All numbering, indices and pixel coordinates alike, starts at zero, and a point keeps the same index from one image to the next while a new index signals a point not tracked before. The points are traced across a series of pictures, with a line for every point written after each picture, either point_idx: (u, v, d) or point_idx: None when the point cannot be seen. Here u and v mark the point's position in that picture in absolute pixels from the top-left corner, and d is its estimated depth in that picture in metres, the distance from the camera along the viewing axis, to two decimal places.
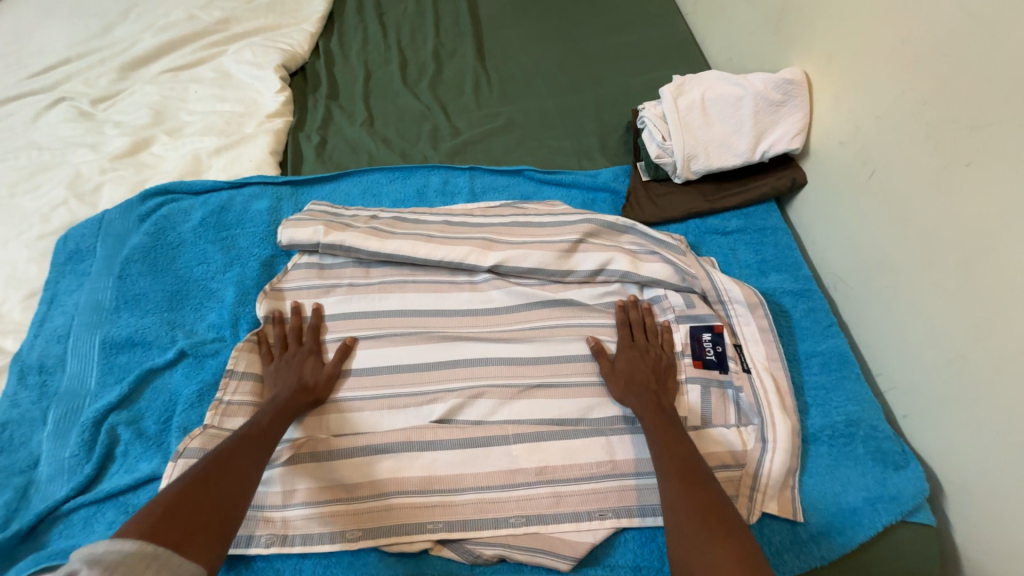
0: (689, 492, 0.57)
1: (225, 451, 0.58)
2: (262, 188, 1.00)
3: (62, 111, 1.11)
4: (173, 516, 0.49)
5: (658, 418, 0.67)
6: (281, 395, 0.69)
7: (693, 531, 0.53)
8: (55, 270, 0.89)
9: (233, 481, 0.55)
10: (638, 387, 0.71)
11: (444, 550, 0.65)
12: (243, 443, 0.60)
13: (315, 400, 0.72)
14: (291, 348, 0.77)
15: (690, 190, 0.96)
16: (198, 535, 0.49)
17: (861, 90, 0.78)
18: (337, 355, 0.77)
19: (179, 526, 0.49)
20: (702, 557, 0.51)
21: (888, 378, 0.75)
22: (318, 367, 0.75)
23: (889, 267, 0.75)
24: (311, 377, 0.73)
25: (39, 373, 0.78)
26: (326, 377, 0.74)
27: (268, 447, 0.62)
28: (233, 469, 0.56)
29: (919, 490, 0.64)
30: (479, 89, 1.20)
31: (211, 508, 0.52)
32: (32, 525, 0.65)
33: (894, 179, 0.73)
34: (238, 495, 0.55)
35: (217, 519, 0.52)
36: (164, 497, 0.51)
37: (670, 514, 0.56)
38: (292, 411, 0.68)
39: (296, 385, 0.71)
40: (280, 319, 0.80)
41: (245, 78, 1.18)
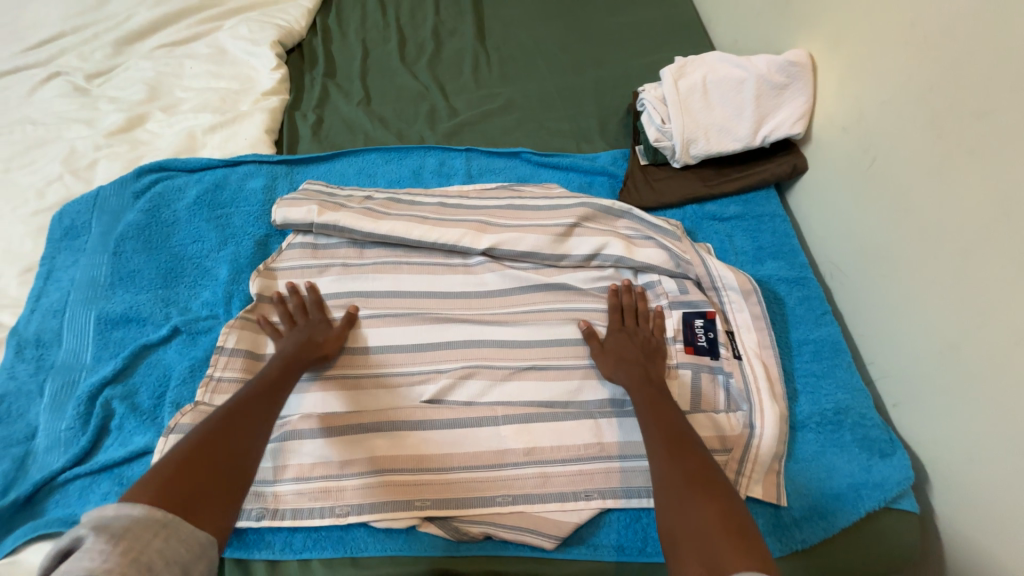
0: (676, 460, 0.57)
1: (231, 411, 0.57)
2: (256, 167, 0.99)
3: (57, 85, 1.10)
4: (182, 478, 0.48)
5: (646, 390, 0.67)
6: (288, 349, 0.71)
7: (679, 494, 0.53)
8: (50, 245, 0.90)
9: (241, 441, 0.54)
10: (627, 362, 0.71)
11: (431, 527, 0.65)
12: (249, 403, 0.59)
13: (324, 356, 0.73)
14: (297, 320, 0.78)
15: (688, 175, 0.95)
16: (209, 498, 0.48)
17: (866, 75, 0.76)
18: (345, 321, 0.78)
19: (190, 488, 0.48)
20: (688, 520, 0.51)
21: (878, 367, 0.75)
22: (327, 328, 0.77)
23: (885, 255, 0.74)
24: (320, 336, 0.75)
25: (36, 347, 0.79)
26: (337, 339, 0.76)
27: (275, 408, 0.62)
28: (241, 429, 0.55)
29: (904, 478, 0.64)
30: (479, 68, 1.18)
31: (221, 469, 0.51)
32: (30, 494, 0.67)
33: (895, 167, 0.72)
34: (246, 456, 0.54)
35: (228, 482, 0.51)
36: (172, 458, 0.50)
37: (657, 480, 0.57)
38: (300, 363, 0.70)
39: (305, 340, 0.73)
40: (283, 299, 0.79)
41: (240, 54, 1.16)
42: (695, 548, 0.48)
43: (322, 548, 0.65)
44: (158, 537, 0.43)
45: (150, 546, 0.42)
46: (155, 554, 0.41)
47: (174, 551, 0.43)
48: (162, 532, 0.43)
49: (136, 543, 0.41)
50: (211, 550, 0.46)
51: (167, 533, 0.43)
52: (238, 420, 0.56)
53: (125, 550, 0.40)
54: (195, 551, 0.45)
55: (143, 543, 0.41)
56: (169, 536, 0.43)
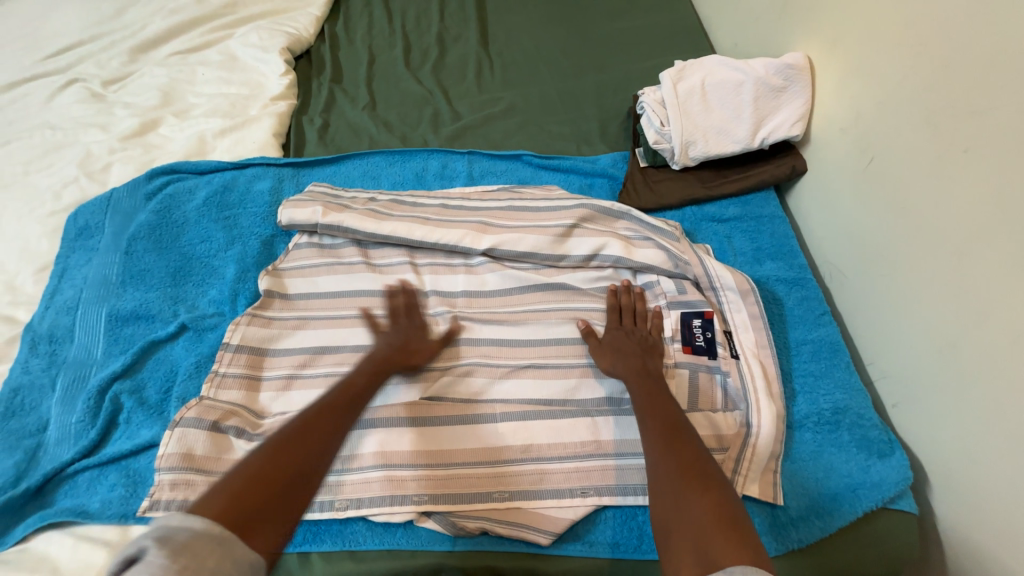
0: (671, 451, 0.57)
1: (305, 423, 0.56)
2: (264, 169, 1.02)
3: (74, 92, 1.14)
4: (247, 492, 0.46)
5: (643, 383, 0.68)
6: (382, 352, 0.71)
7: (673, 487, 0.53)
8: (65, 245, 0.93)
9: (308, 456, 0.53)
10: (625, 355, 0.72)
11: (428, 522, 0.66)
12: (323, 416, 0.58)
13: (411, 365, 0.73)
14: (401, 319, 0.77)
15: (687, 177, 0.96)
16: (267, 517, 0.46)
17: (864, 76, 0.76)
18: (442, 336, 0.77)
19: (250, 504, 0.45)
20: (682, 514, 0.51)
21: (878, 367, 0.75)
22: (424, 337, 0.76)
23: (884, 255, 0.74)
24: (415, 343, 0.75)
25: (49, 343, 0.82)
26: (428, 350, 0.75)
27: (347, 423, 0.59)
28: (309, 443, 0.54)
29: (901, 478, 0.64)
30: (482, 73, 1.20)
31: (282, 486, 0.49)
32: (40, 485, 0.69)
33: (893, 167, 0.72)
34: (309, 473, 0.52)
35: (285, 501, 0.48)
36: (242, 469, 0.48)
37: (651, 474, 0.57)
38: (386, 370, 0.70)
39: (398, 344, 0.73)
40: (394, 294, 0.79)
41: (250, 61, 1.19)
42: (688, 543, 0.48)
43: (321, 542, 0.66)
44: (214, 555, 0.39)
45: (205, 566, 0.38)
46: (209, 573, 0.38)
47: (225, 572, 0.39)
48: (219, 549, 0.40)
49: (194, 561, 0.38)
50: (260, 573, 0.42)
51: (222, 550, 0.40)
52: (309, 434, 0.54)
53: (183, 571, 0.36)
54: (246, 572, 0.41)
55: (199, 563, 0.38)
56: (224, 556, 0.40)
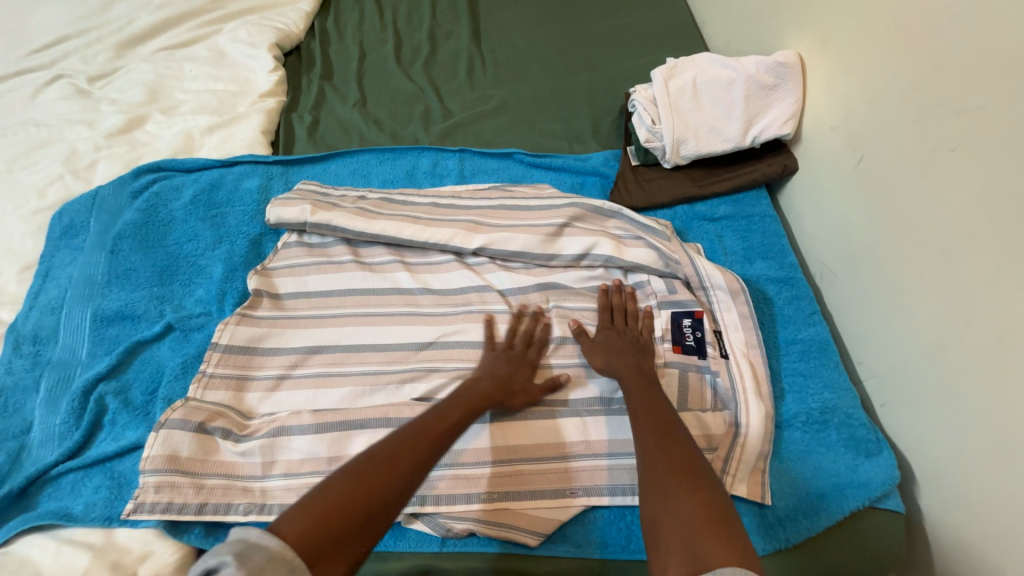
0: (663, 449, 0.57)
1: (391, 451, 0.55)
2: (252, 167, 1.01)
3: (59, 88, 1.12)
4: (327, 519, 0.47)
5: (637, 382, 0.67)
6: (484, 385, 0.68)
7: (664, 485, 0.53)
8: (50, 243, 0.91)
9: (387, 490, 0.52)
10: (618, 353, 0.72)
11: (417, 523, 0.66)
12: (410, 446, 0.56)
13: (506, 406, 0.70)
14: (516, 346, 0.75)
15: (678, 175, 0.95)
16: (340, 551, 0.46)
17: (854, 74, 0.76)
18: (546, 385, 0.72)
19: (326, 536, 0.46)
20: (672, 510, 0.50)
21: (867, 367, 0.75)
22: (530, 378, 0.73)
23: (874, 254, 0.74)
24: (519, 382, 0.71)
25: (33, 343, 0.81)
26: (529, 394, 0.71)
27: (432, 456, 0.57)
28: (390, 476, 0.53)
29: (888, 477, 0.64)
30: (474, 70, 1.19)
31: (359, 520, 0.48)
32: (23, 487, 0.68)
33: (882, 166, 0.72)
34: (385, 508, 0.51)
35: (359, 535, 0.48)
36: (325, 495, 0.49)
37: (643, 471, 0.56)
38: (486, 408, 0.67)
39: (501, 377, 0.70)
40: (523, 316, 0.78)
41: (239, 57, 1.18)
42: (677, 539, 0.48)
43: None
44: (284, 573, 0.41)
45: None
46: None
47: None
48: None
49: None
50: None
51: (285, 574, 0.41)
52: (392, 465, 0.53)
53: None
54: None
55: None
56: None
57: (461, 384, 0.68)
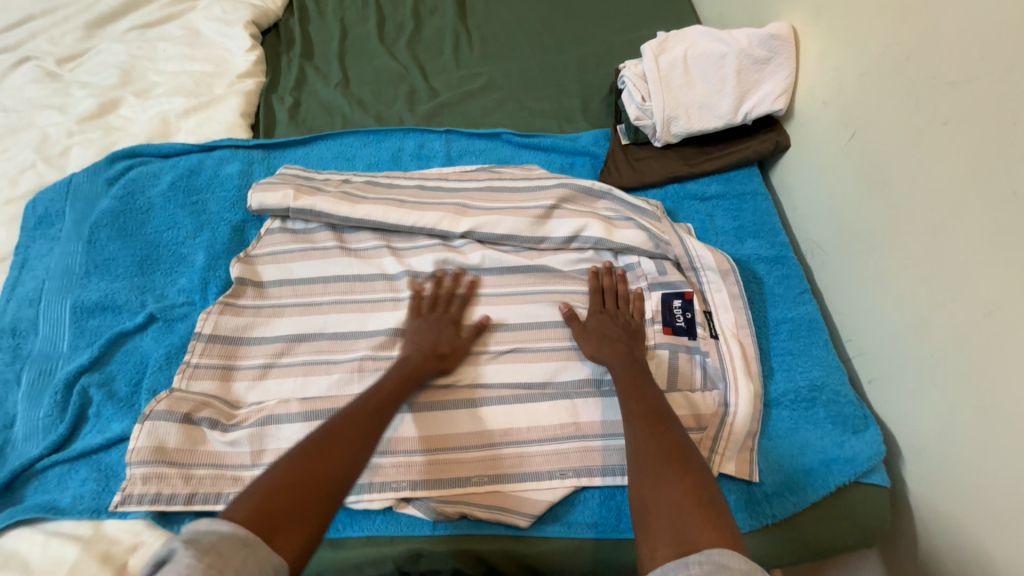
0: (654, 435, 0.57)
1: (334, 428, 0.56)
2: (232, 152, 0.98)
3: (27, 71, 1.07)
4: (278, 496, 0.48)
5: (628, 369, 0.67)
6: (412, 360, 0.70)
7: (654, 470, 0.53)
8: (24, 234, 0.89)
9: (336, 462, 0.53)
10: (610, 340, 0.71)
11: (408, 507, 0.66)
12: (351, 423, 0.58)
13: (443, 369, 0.71)
14: (439, 309, 0.77)
15: (669, 154, 0.93)
16: (294, 520, 0.47)
17: (847, 45, 0.74)
18: (474, 331, 0.76)
19: (276, 509, 0.47)
20: (660, 494, 0.51)
21: (855, 344, 0.75)
22: (455, 335, 0.74)
23: (862, 232, 0.74)
24: (445, 345, 0.73)
25: (12, 336, 0.79)
26: (459, 350, 0.74)
27: (377, 429, 0.59)
28: (337, 451, 0.53)
29: (875, 452, 0.65)
30: (459, 47, 1.15)
31: (315, 493, 0.49)
32: (9, 481, 0.67)
33: (874, 142, 0.71)
34: (338, 478, 0.52)
35: (314, 505, 0.49)
36: (269, 477, 0.49)
37: (632, 457, 0.56)
38: (418, 376, 0.68)
39: (428, 348, 0.72)
40: (442, 280, 0.80)
41: (214, 36, 1.13)
42: (666, 522, 0.48)
43: None
44: (239, 555, 0.41)
45: (229, 564, 0.40)
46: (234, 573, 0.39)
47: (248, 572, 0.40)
48: (243, 552, 0.41)
49: (219, 558, 0.39)
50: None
51: (247, 552, 0.42)
52: (336, 440, 0.54)
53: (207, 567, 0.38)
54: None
55: (225, 560, 0.40)
56: (249, 556, 0.41)
57: (390, 367, 0.70)
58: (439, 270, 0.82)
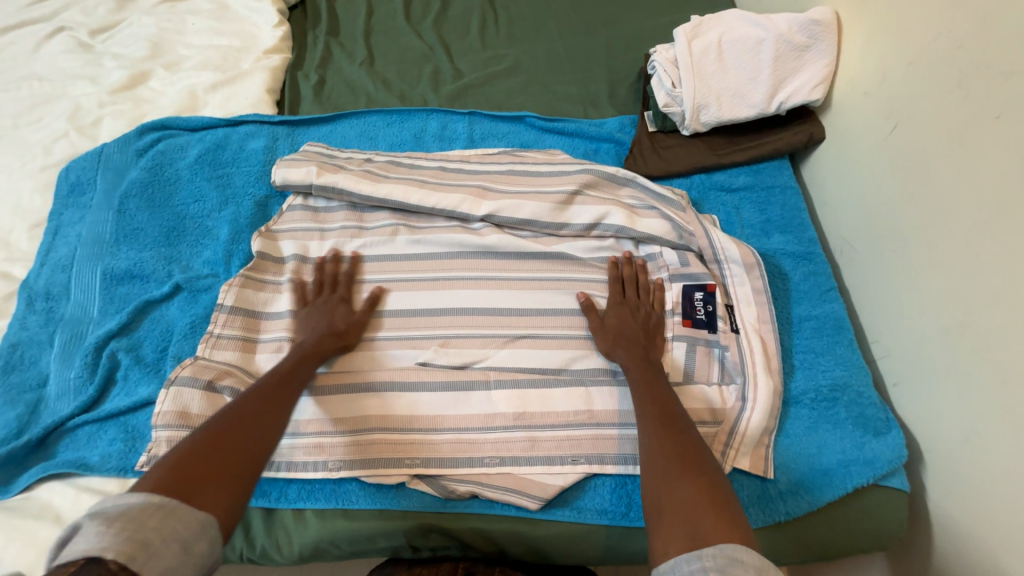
0: (669, 438, 0.56)
1: (243, 405, 0.56)
2: (258, 127, 0.98)
3: (62, 41, 1.09)
4: (193, 464, 0.47)
5: (643, 369, 0.66)
6: (308, 341, 0.70)
7: (668, 469, 0.53)
8: (58, 201, 0.91)
9: (252, 432, 0.54)
10: (627, 341, 0.70)
11: (421, 484, 0.67)
12: (262, 398, 0.58)
13: (344, 346, 0.73)
14: (324, 293, 0.77)
15: (697, 143, 0.91)
16: (214, 482, 0.47)
17: (895, 32, 0.70)
18: (366, 304, 0.77)
19: (193, 474, 0.46)
20: (674, 492, 0.50)
21: (882, 346, 0.74)
22: (349, 312, 0.75)
23: (897, 231, 0.71)
24: (341, 322, 0.74)
25: (46, 300, 0.82)
26: (357, 326, 0.75)
27: (289, 402, 0.60)
28: (252, 422, 0.54)
29: (896, 456, 0.64)
30: (486, 28, 1.13)
31: (235, 457, 0.50)
32: (42, 437, 0.70)
33: (917, 135, 0.68)
34: (257, 444, 0.53)
35: (236, 468, 0.49)
36: (177, 451, 0.49)
37: (647, 457, 0.56)
38: (318, 355, 0.69)
39: (324, 328, 0.72)
40: (321, 264, 0.80)
41: (242, 10, 1.13)
42: (679, 518, 0.47)
43: (316, 500, 0.67)
44: (155, 517, 0.41)
45: (144, 525, 0.40)
46: (149, 533, 0.40)
47: (172, 529, 0.41)
48: (159, 513, 0.42)
49: (132, 523, 0.40)
50: (213, 530, 0.45)
51: (163, 513, 0.42)
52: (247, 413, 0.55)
53: (118, 530, 0.39)
54: (195, 529, 0.43)
55: (138, 523, 0.40)
56: (166, 517, 0.42)
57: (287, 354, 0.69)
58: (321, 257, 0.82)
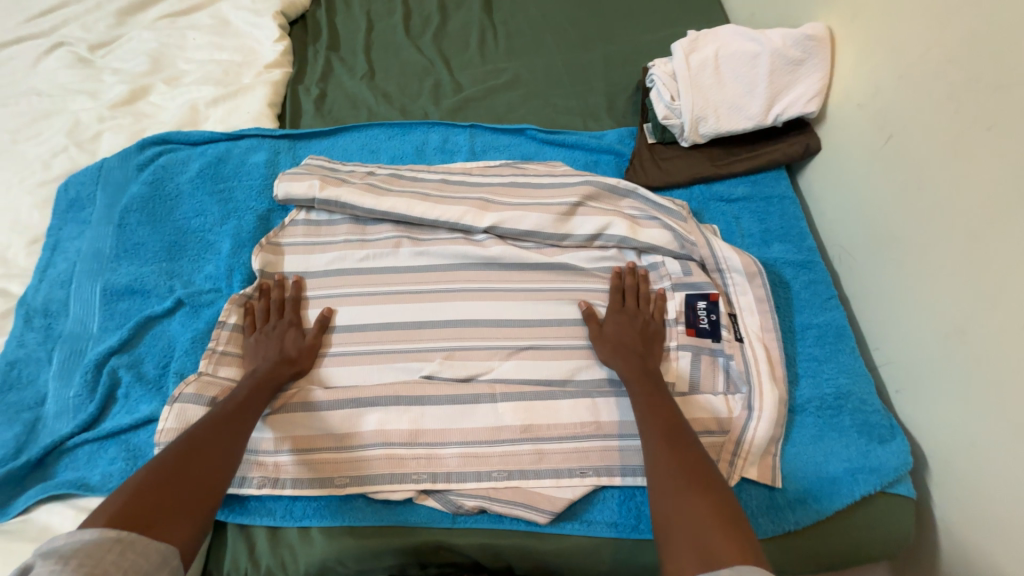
0: (676, 454, 0.56)
1: (199, 433, 0.57)
2: (259, 141, 0.99)
3: (61, 56, 1.09)
4: (149, 497, 0.49)
5: (643, 382, 0.67)
6: (261, 368, 0.69)
7: (676, 488, 0.53)
8: (57, 217, 0.90)
9: (208, 463, 0.55)
10: (626, 350, 0.71)
11: (428, 500, 0.67)
12: (218, 425, 0.59)
13: (298, 372, 0.72)
14: (272, 320, 0.77)
15: (696, 154, 0.92)
16: (172, 514, 0.49)
17: (886, 47, 0.72)
18: (316, 327, 0.76)
19: (151, 507, 0.48)
20: (683, 511, 0.50)
21: (883, 353, 0.74)
22: (300, 337, 0.75)
23: (895, 240, 0.72)
24: (293, 349, 0.73)
25: (44, 316, 0.81)
26: (311, 350, 0.74)
27: (246, 427, 0.61)
28: (210, 451, 0.56)
29: (902, 463, 0.64)
30: (485, 42, 1.15)
31: (193, 487, 0.52)
32: (41, 457, 0.69)
33: (912, 145, 0.69)
34: (216, 473, 0.55)
35: (193, 500, 0.51)
36: (131, 484, 0.50)
37: (655, 474, 0.56)
38: (271, 383, 0.68)
39: (276, 356, 0.71)
40: (264, 290, 0.79)
41: (243, 26, 1.14)
42: (688, 537, 0.48)
43: (321, 517, 0.66)
44: (113, 550, 0.43)
45: (103, 560, 0.42)
46: (110, 566, 0.42)
47: (131, 562, 0.44)
48: (117, 547, 0.44)
49: (88, 559, 0.42)
50: (174, 559, 0.47)
51: (122, 547, 0.44)
52: (204, 443, 0.56)
53: (76, 567, 0.41)
54: (155, 561, 0.45)
55: (96, 559, 0.42)
56: (125, 549, 0.44)
57: (240, 381, 0.69)
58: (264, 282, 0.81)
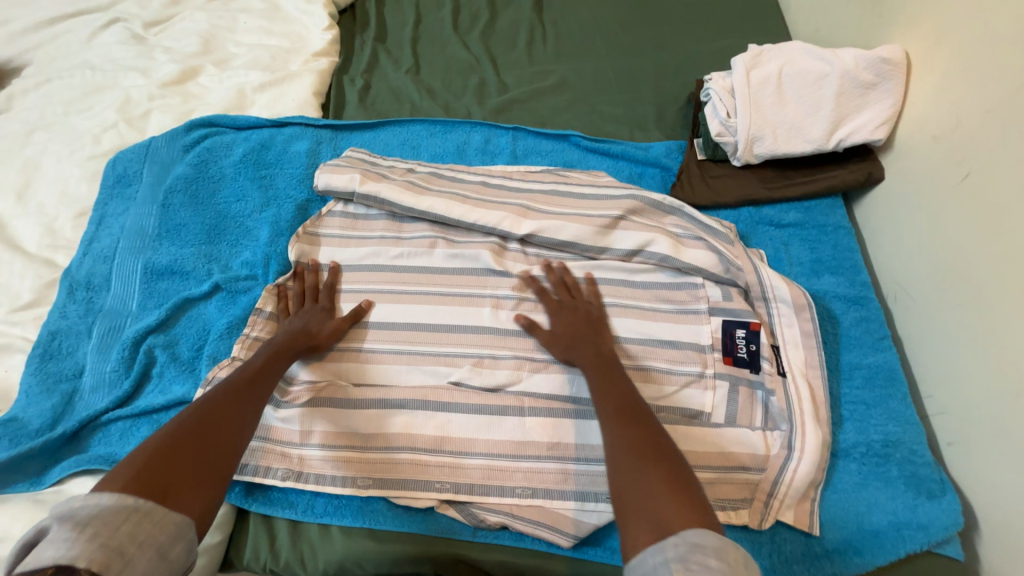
0: (626, 429, 0.54)
1: (214, 401, 0.56)
2: (303, 130, 0.98)
3: (116, 32, 1.10)
4: (162, 464, 0.48)
5: (598, 367, 0.65)
6: (279, 337, 0.69)
7: (625, 462, 0.50)
8: (104, 191, 0.92)
9: (223, 432, 0.53)
10: (580, 341, 0.69)
11: (450, 510, 0.66)
12: (234, 393, 0.58)
13: (315, 347, 0.71)
14: (306, 303, 0.77)
15: (747, 174, 0.89)
16: (187, 484, 0.48)
17: (972, 79, 0.68)
18: (349, 316, 0.76)
19: (163, 474, 0.47)
20: (636, 484, 0.48)
21: (936, 402, 0.70)
22: (327, 319, 0.75)
23: (964, 282, 0.67)
24: (315, 326, 0.73)
25: (86, 290, 0.82)
26: (333, 330, 0.73)
27: (260, 397, 0.60)
28: (224, 417, 0.54)
29: (952, 523, 0.61)
30: (533, 42, 1.13)
31: (206, 455, 0.51)
32: (76, 430, 0.71)
33: (992, 185, 0.64)
34: (230, 444, 0.53)
35: (208, 471, 0.50)
36: (141, 452, 0.48)
37: (607, 451, 0.53)
38: (288, 351, 0.68)
39: (297, 329, 0.71)
40: (301, 274, 0.80)
41: (294, 12, 1.14)
42: (643, 509, 0.46)
43: (342, 516, 0.66)
44: (129, 521, 0.42)
45: (118, 531, 0.41)
46: (124, 539, 0.41)
47: (148, 535, 0.43)
48: (134, 517, 0.43)
49: (104, 529, 0.41)
50: (189, 531, 0.46)
51: (138, 517, 0.43)
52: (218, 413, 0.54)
53: (92, 536, 0.40)
54: (171, 533, 0.44)
55: (111, 530, 0.41)
56: (142, 520, 0.43)
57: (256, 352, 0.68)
58: (299, 267, 0.81)
